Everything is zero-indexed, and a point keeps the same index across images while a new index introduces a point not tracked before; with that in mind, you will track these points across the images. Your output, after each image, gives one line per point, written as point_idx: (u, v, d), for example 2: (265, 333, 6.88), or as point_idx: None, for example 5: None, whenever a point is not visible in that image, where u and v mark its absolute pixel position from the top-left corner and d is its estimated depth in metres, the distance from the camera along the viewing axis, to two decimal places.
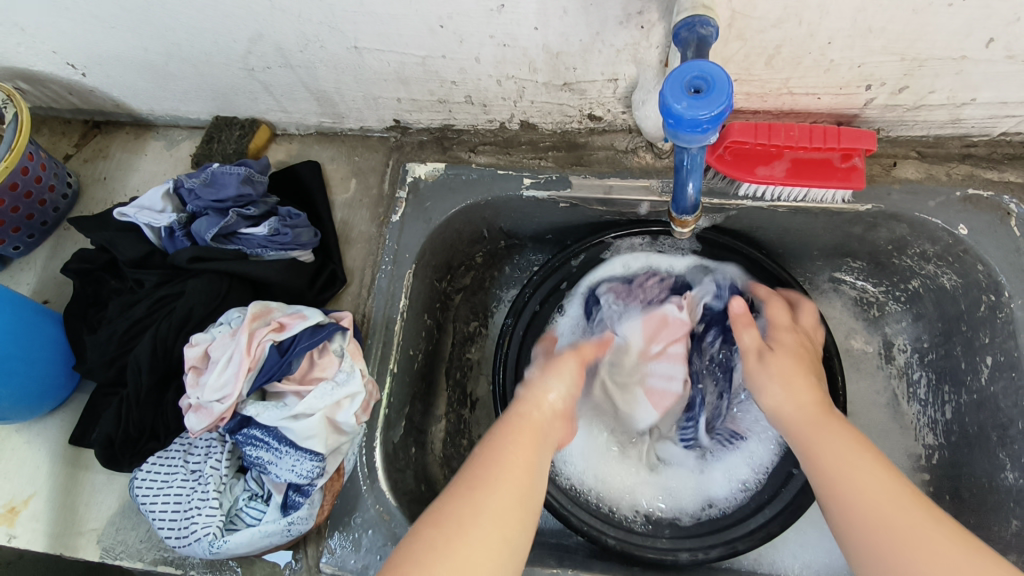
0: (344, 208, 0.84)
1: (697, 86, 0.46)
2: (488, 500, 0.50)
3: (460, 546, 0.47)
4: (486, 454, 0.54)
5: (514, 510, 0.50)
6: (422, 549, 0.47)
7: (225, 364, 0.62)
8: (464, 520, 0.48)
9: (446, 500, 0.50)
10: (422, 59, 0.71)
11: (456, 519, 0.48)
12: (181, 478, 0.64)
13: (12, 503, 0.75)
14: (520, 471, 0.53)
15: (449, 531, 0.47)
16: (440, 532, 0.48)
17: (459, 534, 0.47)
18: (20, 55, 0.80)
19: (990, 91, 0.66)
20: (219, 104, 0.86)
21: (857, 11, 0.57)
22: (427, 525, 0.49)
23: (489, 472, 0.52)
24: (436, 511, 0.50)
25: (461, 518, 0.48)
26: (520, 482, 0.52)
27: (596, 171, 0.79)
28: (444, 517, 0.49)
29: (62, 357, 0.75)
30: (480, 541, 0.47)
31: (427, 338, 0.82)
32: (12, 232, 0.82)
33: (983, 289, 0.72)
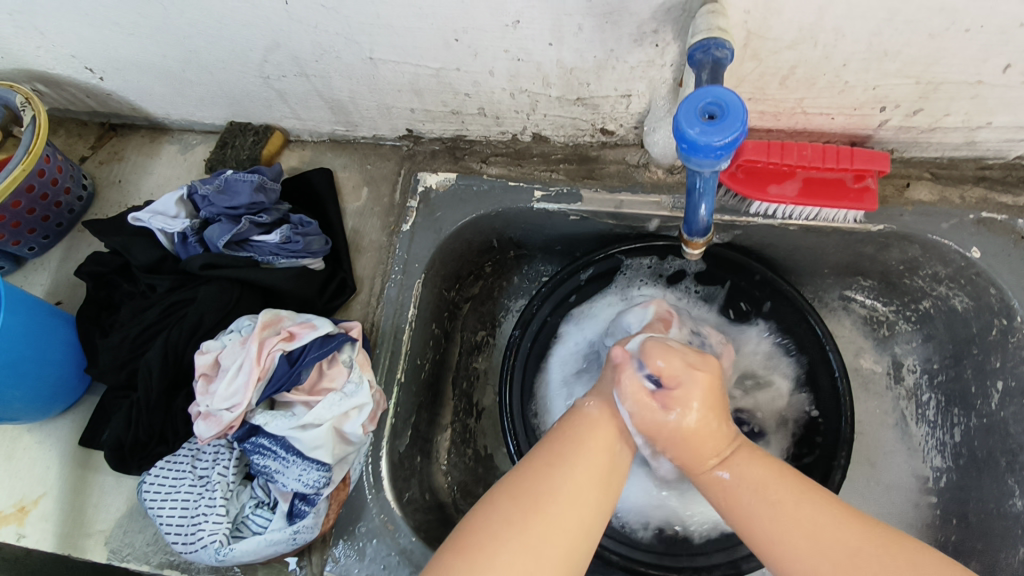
0: (355, 216, 0.84)
1: (711, 112, 0.46)
2: (578, 481, 0.50)
3: (530, 534, 0.47)
4: (567, 436, 0.54)
5: (591, 502, 0.50)
6: (496, 525, 0.48)
7: (235, 373, 0.63)
8: (539, 502, 0.49)
9: (524, 477, 0.51)
10: (436, 71, 0.71)
11: (538, 493, 0.49)
12: (189, 484, 0.65)
13: (22, 502, 0.75)
14: (602, 462, 0.52)
15: (530, 504, 0.48)
16: (523, 505, 0.48)
17: (546, 509, 0.48)
18: (40, 58, 0.81)
19: (1006, 115, 0.66)
20: (234, 110, 0.87)
21: (873, 35, 0.57)
22: (519, 497, 0.49)
23: (567, 454, 0.52)
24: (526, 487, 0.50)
25: (537, 498, 0.49)
26: (600, 475, 0.52)
27: (607, 185, 0.79)
28: (519, 487, 0.50)
29: (74, 358, 0.76)
30: (558, 522, 0.48)
31: (434, 347, 0.82)
32: (27, 233, 0.83)
33: (995, 313, 0.71)
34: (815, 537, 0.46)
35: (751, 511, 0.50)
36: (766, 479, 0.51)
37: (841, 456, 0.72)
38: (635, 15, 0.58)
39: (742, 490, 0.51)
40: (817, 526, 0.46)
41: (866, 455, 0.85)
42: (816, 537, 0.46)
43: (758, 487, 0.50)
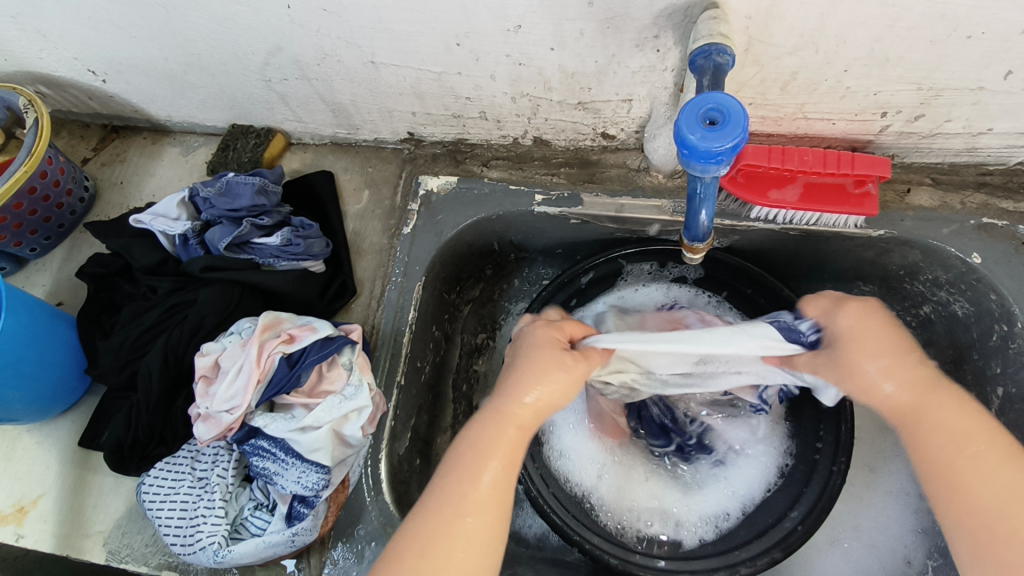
0: (356, 219, 0.84)
1: (712, 117, 0.46)
2: (455, 502, 0.49)
3: (445, 532, 0.48)
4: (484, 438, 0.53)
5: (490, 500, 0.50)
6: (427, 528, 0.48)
7: (234, 375, 0.63)
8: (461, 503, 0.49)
9: (444, 481, 0.51)
10: (437, 75, 0.71)
11: (422, 514, 0.50)
12: (188, 485, 0.65)
13: (21, 502, 0.76)
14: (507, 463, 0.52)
15: (445, 510, 0.49)
16: (422, 532, 0.48)
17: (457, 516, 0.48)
18: (43, 61, 0.82)
19: (1007, 121, 0.66)
20: (236, 113, 0.87)
21: (874, 41, 0.57)
22: (420, 517, 0.49)
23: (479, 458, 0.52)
24: (419, 507, 0.50)
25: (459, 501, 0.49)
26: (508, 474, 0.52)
27: (608, 189, 0.79)
28: (421, 523, 0.49)
29: (74, 359, 0.76)
30: (472, 531, 0.48)
31: (434, 349, 0.82)
32: (28, 234, 0.84)
33: (995, 319, 0.71)
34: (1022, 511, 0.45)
35: (955, 469, 0.49)
36: (960, 425, 0.50)
37: (841, 461, 0.70)
38: (637, 20, 0.58)
39: (951, 449, 0.49)
40: (1022, 510, 0.45)
41: None
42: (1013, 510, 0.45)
43: (984, 445, 0.49)
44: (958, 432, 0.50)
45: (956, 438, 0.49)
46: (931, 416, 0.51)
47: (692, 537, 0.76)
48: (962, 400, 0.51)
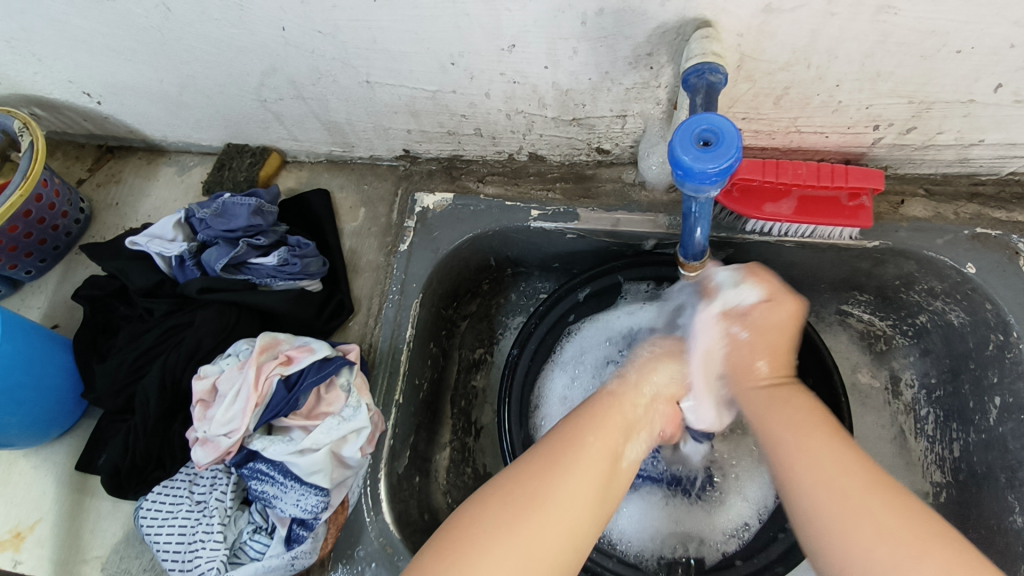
0: (353, 236, 0.84)
1: (706, 138, 0.46)
2: (575, 485, 0.49)
3: (527, 526, 0.46)
4: (564, 432, 0.53)
5: (587, 504, 0.49)
6: (484, 526, 0.47)
7: (232, 398, 0.63)
8: (541, 497, 0.48)
9: (527, 470, 0.50)
10: (432, 93, 0.71)
11: (551, 470, 0.50)
12: (186, 509, 0.64)
13: (18, 528, 0.75)
14: (601, 458, 0.52)
15: (525, 502, 0.47)
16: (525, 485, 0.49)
17: (545, 504, 0.47)
18: (38, 84, 0.82)
19: (998, 133, 0.66)
20: (231, 133, 0.87)
21: (865, 56, 0.57)
22: (515, 485, 0.49)
23: (566, 450, 0.51)
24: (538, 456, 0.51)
25: (537, 495, 0.48)
26: (598, 471, 0.51)
27: (604, 204, 0.79)
28: (514, 491, 0.49)
29: (70, 383, 0.76)
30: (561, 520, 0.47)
31: (432, 366, 0.82)
32: (24, 256, 0.83)
33: (991, 328, 0.72)
34: (863, 509, 0.45)
35: (791, 454, 0.50)
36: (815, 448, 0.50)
37: None
38: (630, 39, 0.58)
39: (800, 459, 0.50)
40: (861, 498, 0.46)
41: None
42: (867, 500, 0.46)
43: (816, 442, 0.50)
44: (801, 439, 0.51)
45: (806, 454, 0.50)
46: (784, 446, 0.51)
47: (715, 554, 0.76)
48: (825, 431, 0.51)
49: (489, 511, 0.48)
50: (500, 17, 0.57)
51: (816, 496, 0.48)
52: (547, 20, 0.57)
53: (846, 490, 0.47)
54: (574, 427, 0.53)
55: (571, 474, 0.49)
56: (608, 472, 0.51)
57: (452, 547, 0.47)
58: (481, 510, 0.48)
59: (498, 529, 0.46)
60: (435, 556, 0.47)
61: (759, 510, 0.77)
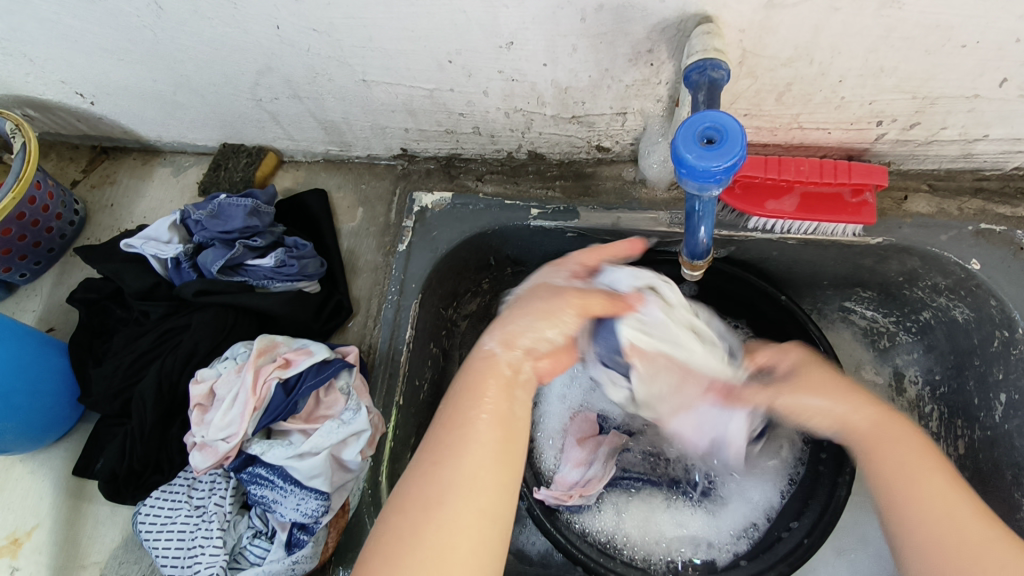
0: (351, 236, 0.84)
1: (709, 136, 0.46)
2: (468, 469, 0.47)
3: (431, 486, 0.47)
4: (457, 391, 0.53)
5: (489, 466, 0.48)
6: (442, 479, 0.47)
7: (230, 403, 0.62)
8: (441, 459, 0.48)
9: (432, 440, 0.50)
10: (430, 92, 0.70)
11: (445, 434, 0.50)
12: (185, 514, 0.64)
13: (16, 534, 0.74)
14: (496, 420, 0.51)
15: (426, 466, 0.48)
16: (421, 471, 0.48)
17: (440, 470, 0.48)
18: (29, 84, 0.81)
19: (1003, 128, 0.66)
20: (226, 133, 0.86)
21: (869, 52, 0.56)
22: (416, 482, 0.48)
23: (458, 408, 0.51)
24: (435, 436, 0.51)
25: (439, 457, 0.48)
26: (495, 434, 0.50)
27: (604, 202, 0.78)
28: (437, 443, 0.50)
29: (66, 387, 0.75)
30: (461, 479, 0.47)
31: (433, 366, 0.82)
32: (18, 259, 0.83)
33: (996, 325, 0.71)
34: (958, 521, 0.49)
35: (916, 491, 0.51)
36: (917, 466, 0.52)
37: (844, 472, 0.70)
38: (630, 35, 0.57)
39: (906, 495, 0.51)
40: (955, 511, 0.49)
41: None
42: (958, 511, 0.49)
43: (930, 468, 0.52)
44: (915, 469, 0.52)
45: (915, 489, 0.51)
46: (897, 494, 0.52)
47: (724, 556, 0.75)
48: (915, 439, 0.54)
49: (427, 494, 0.47)
50: (498, 14, 0.57)
51: (917, 517, 0.50)
52: (546, 16, 0.56)
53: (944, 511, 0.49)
54: (449, 400, 0.52)
55: (465, 455, 0.48)
56: (505, 433, 0.50)
57: (408, 521, 0.46)
58: (409, 492, 0.47)
59: (436, 494, 0.46)
60: (394, 522, 0.47)
61: (767, 509, 0.76)
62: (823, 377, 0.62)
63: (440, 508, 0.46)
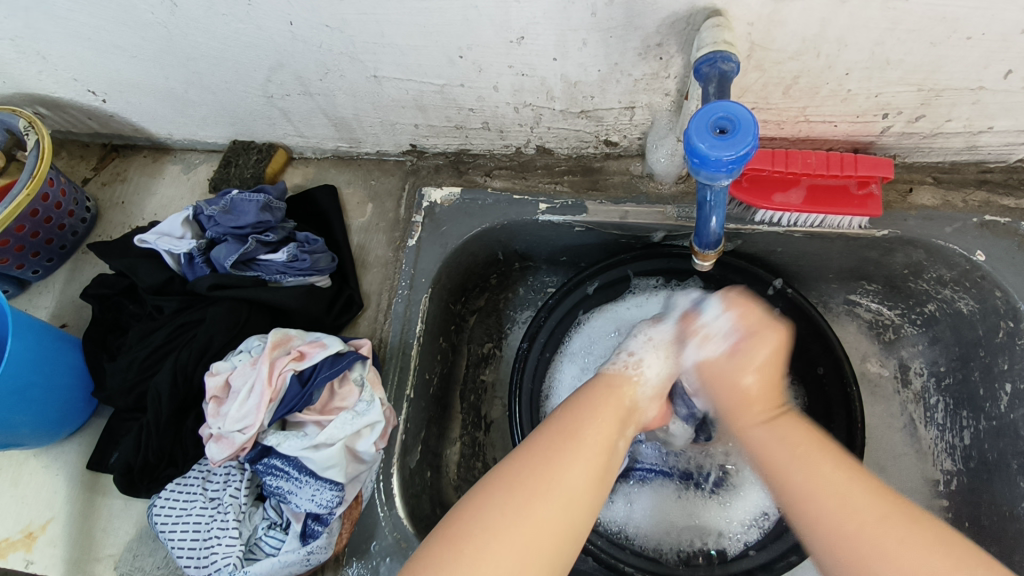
0: (361, 232, 0.84)
1: (722, 126, 0.46)
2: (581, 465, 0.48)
3: (516, 516, 0.45)
4: (563, 424, 0.51)
5: (585, 490, 0.47)
6: (488, 516, 0.45)
7: (246, 394, 0.63)
8: (532, 491, 0.46)
9: (515, 467, 0.48)
10: (440, 87, 0.71)
11: (547, 464, 0.48)
12: (200, 506, 0.65)
13: (30, 528, 0.75)
14: (600, 447, 0.50)
15: (528, 492, 0.46)
16: (525, 479, 0.47)
17: (538, 499, 0.45)
18: (42, 82, 0.82)
19: (1007, 120, 0.66)
20: (237, 129, 0.87)
21: (876, 44, 0.57)
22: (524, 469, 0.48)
23: (563, 443, 0.49)
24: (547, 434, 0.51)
25: (529, 488, 0.46)
26: (596, 459, 0.49)
27: (612, 196, 0.79)
28: (516, 475, 0.47)
29: (80, 382, 0.76)
30: (558, 509, 0.45)
31: (442, 361, 0.82)
32: (31, 256, 0.83)
33: (1001, 315, 0.72)
34: (876, 528, 0.43)
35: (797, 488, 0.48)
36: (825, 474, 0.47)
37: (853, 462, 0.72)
38: (640, 29, 0.58)
39: (850, 524, 0.44)
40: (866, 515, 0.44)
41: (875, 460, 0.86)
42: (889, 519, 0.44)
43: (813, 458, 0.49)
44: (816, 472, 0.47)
45: (831, 498, 0.46)
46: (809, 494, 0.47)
47: (734, 545, 0.76)
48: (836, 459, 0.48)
49: (486, 516, 0.45)
50: (510, 8, 0.57)
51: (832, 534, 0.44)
52: (557, 10, 0.57)
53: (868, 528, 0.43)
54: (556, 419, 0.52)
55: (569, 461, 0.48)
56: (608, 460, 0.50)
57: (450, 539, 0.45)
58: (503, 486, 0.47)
59: (499, 516, 0.45)
60: (435, 548, 0.45)
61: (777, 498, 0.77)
62: (768, 370, 0.57)
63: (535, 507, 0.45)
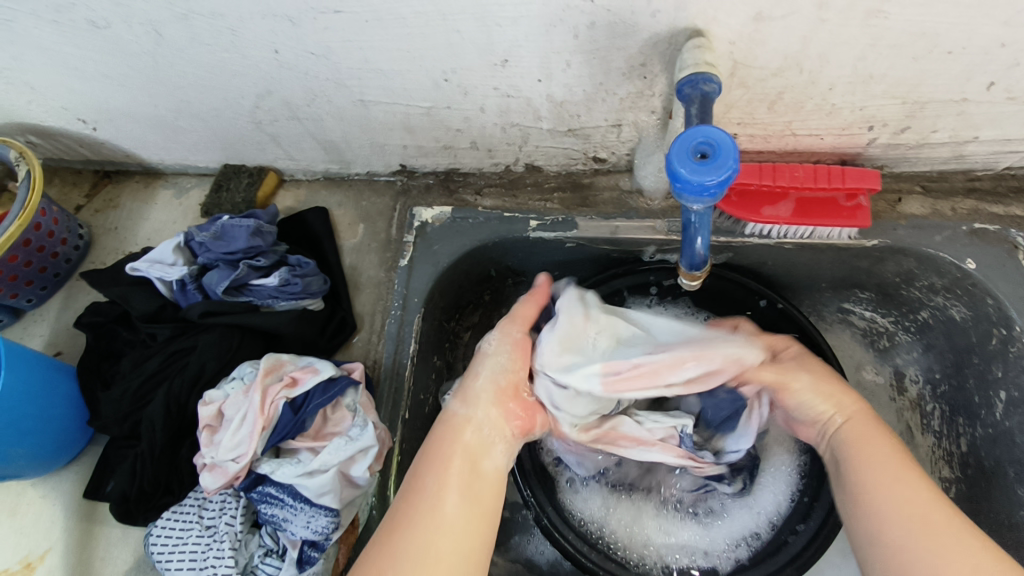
0: (353, 253, 0.85)
1: (702, 151, 0.47)
2: (472, 496, 0.52)
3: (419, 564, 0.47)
4: (411, 479, 0.53)
5: (457, 521, 0.50)
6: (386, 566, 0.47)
7: (239, 423, 0.63)
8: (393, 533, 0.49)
9: (393, 522, 0.50)
10: (427, 109, 0.71)
11: (429, 515, 0.50)
12: (197, 534, 0.65)
13: (28, 558, 0.75)
14: (451, 484, 0.52)
15: (401, 546, 0.48)
16: (385, 544, 0.49)
17: (400, 543, 0.48)
18: (32, 112, 0.82)
19: (993, 129, 0.66)
20: (227, 154, 0.87)
21: (857, 60, 0.57)
22: (391, 535, 0.49)
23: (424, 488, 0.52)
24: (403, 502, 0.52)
25: (392, 531, 0.49)
26: (460, 491, 0.52)
27: (602, 212, 0.79)
28: (393, 524, 0.50)
29: (76, 411, 0.76)
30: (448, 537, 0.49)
31: (437, 379, 0.82)
32: (25, 285, 0.84)
33: (993, 322, 0.72)
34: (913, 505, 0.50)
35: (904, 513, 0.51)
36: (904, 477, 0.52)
37: None
38: (622, 50, 0.58)
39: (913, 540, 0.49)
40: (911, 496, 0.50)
41: None
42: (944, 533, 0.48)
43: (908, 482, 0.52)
44: (889, 471, 0.52)
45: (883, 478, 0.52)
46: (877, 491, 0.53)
47: (725, 562, 0.76)
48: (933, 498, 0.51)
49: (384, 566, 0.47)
50: (492, 33, 0.58)
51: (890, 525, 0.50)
52: (540, 34, 0.57)
53: (924, 506, 0.50)
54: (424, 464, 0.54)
55: (437, 518, 0.50)
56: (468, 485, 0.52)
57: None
58: (391, 535, 0.49)
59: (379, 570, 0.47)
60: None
61: (772, 517, 0.76)
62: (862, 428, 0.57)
63: None
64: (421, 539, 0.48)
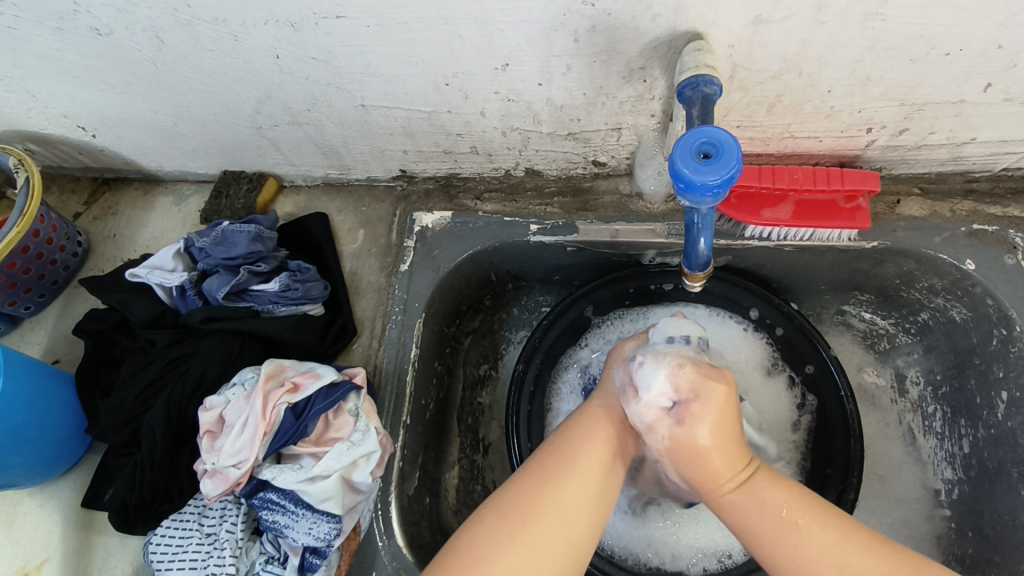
0: (353, 258, 0.84)
1: (705, 151, 0.47)
2: (569, 496, 0.51)
3: (523, 544, 0.48)
4: (557, 447, 0.56)
5: (582, 505, 0.52)
6: (480, 542, 0.49)
7: (240, 429, 0.62)
8: (528, 518, 0.50)
9: (516, 491, 0.52)
10: (427, 114, 0.72)
11: (546, 483, 0.52)
12: (197, 542, 0.64)
13: (26, 568, 0.74)
14: (595, 468, 0.55)
15: (520, 521, 0.50)
16: (512, 524, 0.49)
17: (531, 526, 0.49)
18: (32, 120, 0.82)
19: (990, 131, 0.67)
20: (227, 160, 0.87)
21: (856, 62, 0.58)
22: (506, 513, 0.50)
23: (560, 465, 0.54)
24: (532, 476, 0.53)
25: (525, 515, 0.50)
26: (594, 479, 0.54)
27: (602, 215, 0.79)
28: (509, 505, 0.51)
29: (75, 419, 0.75)
30: (565, 503, 0.51)
31: (438, 384, 0.82)
32: (23, 293, 0.83)
33: (993, 323, 0.72)
34: (850, 564, 0.47)
35: (794, 565, 0.49)
36: (804, 537, 0.49)
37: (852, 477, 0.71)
38: (624, 53, 0.59)
39: (799, 561, 0.48)
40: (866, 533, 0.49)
41: (873, 470, 0.85)
42: (821, 542, 0.49)
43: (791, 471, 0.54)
44: (800, 542, 0.49)
45: (782, 533, 0.50)
46: (794, 566, 0.49)
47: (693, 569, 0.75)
48: (808, 506, 0.51)
49: (490, 542, 0.49)
50: (493, 37, 0.58)
51: (798, 565, 0.48)
52: (540, 38, 0.58)
53: (810, 535, 0.49)
54: (541, 471, 0.53)
55: (570, 479, 0.53)
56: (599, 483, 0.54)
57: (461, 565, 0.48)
58: (490, 518, 0.51)
59: (492, 545, 0.49)
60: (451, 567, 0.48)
61: (743, 543, 0.75)
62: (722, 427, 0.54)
63: (497, 556, 0.48)
64: (519, 536, 0.49)
